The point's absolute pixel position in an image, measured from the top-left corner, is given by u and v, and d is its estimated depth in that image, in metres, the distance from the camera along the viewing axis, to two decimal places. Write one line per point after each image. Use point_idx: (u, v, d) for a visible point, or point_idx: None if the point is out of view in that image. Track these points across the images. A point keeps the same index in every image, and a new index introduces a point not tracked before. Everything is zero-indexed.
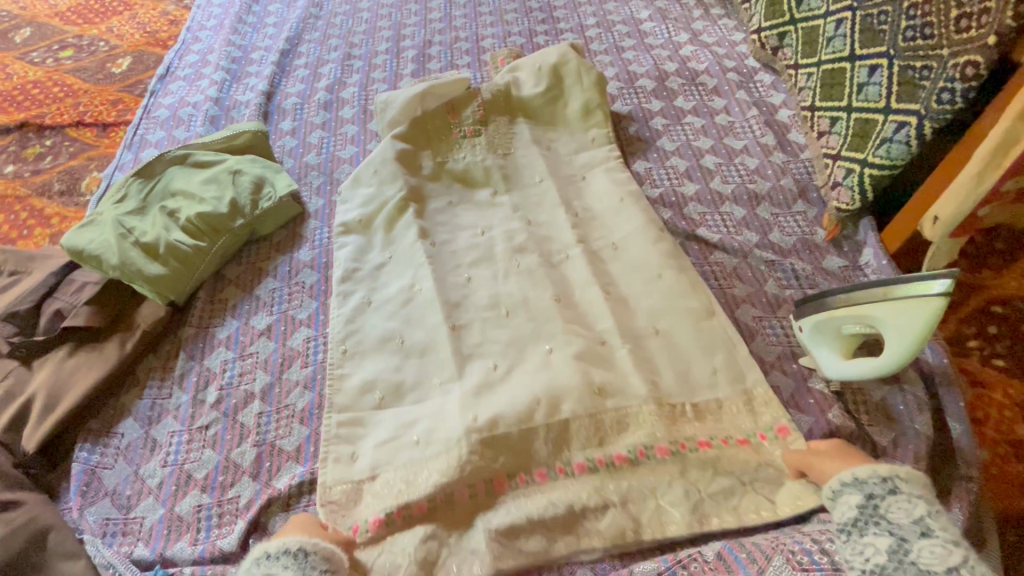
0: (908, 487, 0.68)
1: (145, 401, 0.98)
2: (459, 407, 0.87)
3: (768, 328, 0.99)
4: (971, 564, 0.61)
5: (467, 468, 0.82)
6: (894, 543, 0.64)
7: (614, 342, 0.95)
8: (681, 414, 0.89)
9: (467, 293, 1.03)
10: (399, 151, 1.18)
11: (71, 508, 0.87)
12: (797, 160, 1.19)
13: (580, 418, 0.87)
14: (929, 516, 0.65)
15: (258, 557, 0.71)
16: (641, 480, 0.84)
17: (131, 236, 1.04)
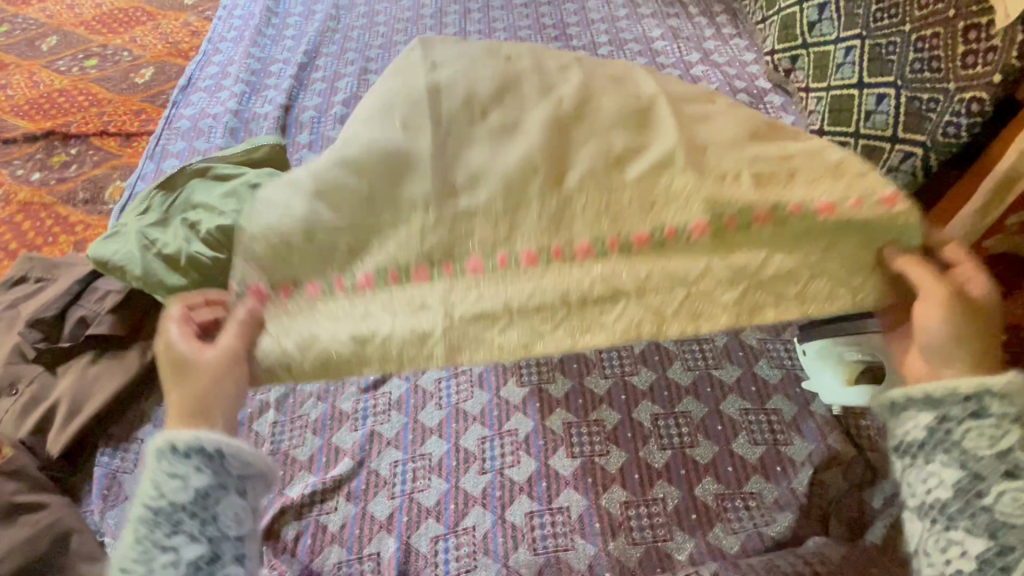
0: (1003, 407, 0.55)
1: (164, 408, 1.02)
2: (432, 147, 0.65)
3: (772, 350, 1.01)
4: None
5: (431, 242, 0.64)
6: (970, 472, 0.55)
7: (659, 103, 0.69)
8: (729, 178, 0.65)
9: (478, 113, 0.67)
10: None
11: (93, 511, 0.90)
12: None
13: (544, 213, 0.64)
14: (1018, 448, 0.54)
15: (162, 448, 0.55)
16: (662, 215, 0.64)
17: (154, 247, 1.07)
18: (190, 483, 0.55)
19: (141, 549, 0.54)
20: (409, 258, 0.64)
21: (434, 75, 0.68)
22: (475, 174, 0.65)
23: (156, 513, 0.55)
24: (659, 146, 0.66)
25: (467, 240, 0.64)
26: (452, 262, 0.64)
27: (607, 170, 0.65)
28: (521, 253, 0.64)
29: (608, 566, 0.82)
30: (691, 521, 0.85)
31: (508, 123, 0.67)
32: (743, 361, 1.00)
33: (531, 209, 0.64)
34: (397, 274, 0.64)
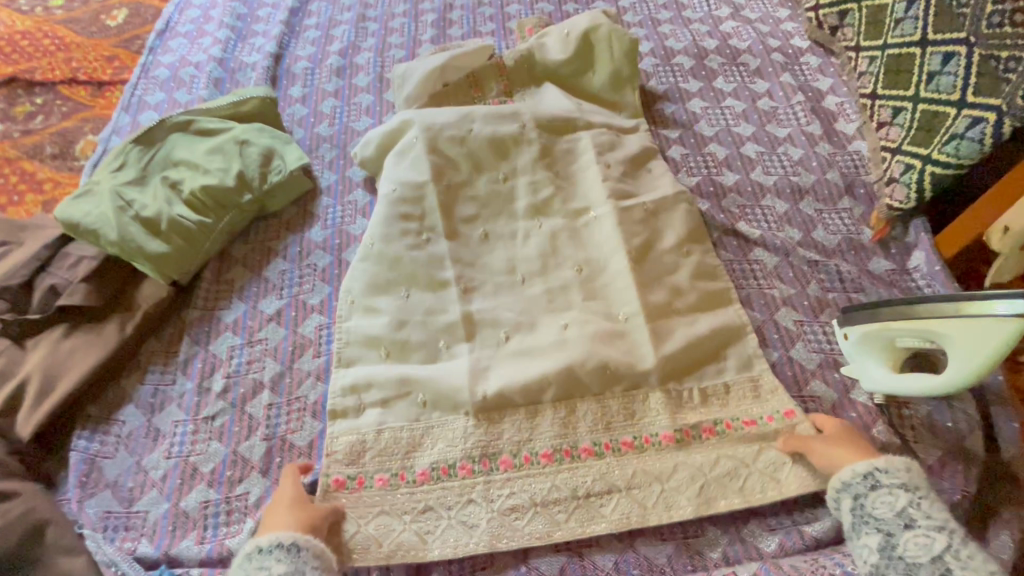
0: (889, 478, 0.70)
1: (147, 386, 0.93)
2: (468, 378, 0.86)
3: (810, 333, 0.94)
4: (956, 551, 0.63)
5: (473, 443, 0.84)
6: (885, 538, 0.66)
7: (635, 322, 0.91)
8: (690, 403, 0.87)
9: (502, 337, 0.92)
10: (430, 123, 1.07)
11: (70, 500, 0.82)
12: (844, 152, 1.12)
13: (589, 407, 0.86)
14: (911, 506, 0.67)
15: (250, 553, 0.68)
16: (646, 466, 0.82)
17: (130, 209, 0.97)
18: (273, 570, 0.66)
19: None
20: (461, 454, 0.83)
21: (467, 296, 0.95)
22: (498, 394, 0.85)
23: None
24: (641, 362, 0.88)
25: (499, 440, 0.84)
26: (488, 459, 0.83)
27: (606, 384, 0.87)
28: (540, 452, 0.83)
29: (635, 563, 0.77)
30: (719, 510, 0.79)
31: (526, 347, 0.90)
32: (779, 343, 0.93)
33: (551, 396, 0.86)
34: (446, 467, 0.82)
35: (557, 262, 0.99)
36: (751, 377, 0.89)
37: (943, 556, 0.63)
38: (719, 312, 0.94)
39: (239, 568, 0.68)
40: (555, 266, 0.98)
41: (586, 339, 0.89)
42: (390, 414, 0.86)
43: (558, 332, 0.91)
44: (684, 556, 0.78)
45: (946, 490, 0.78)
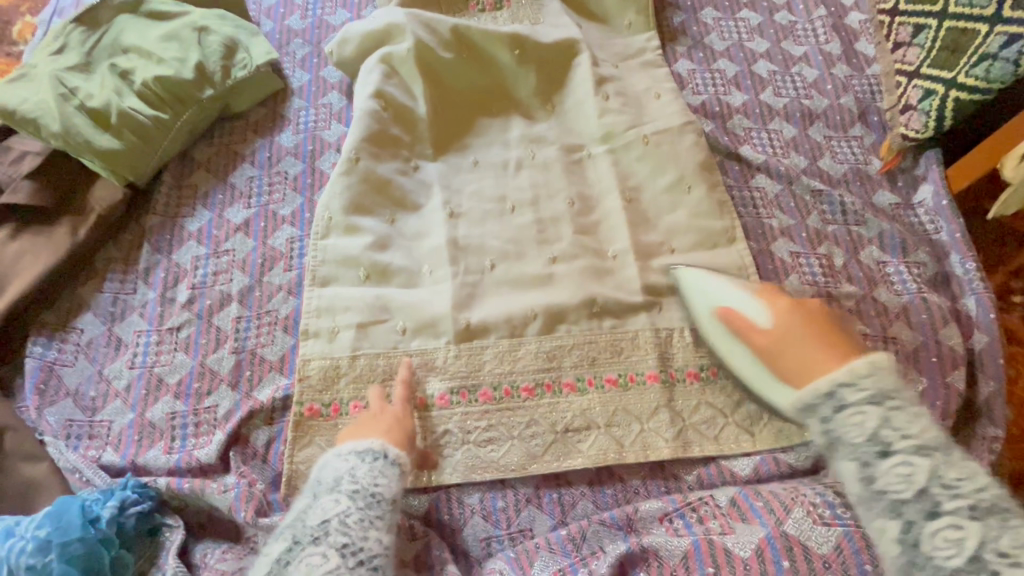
0: (855, 394, 0.59)
1: (106, 295, 0.87)
2: (451, 305, 0.84)
3: (806, 265, 0.90)
4: (941, 477, 0.54)
5: (454, 373, 0.81)
6: (862, 470, 0.57)
7: (624, 260, 0.89)
8: (679, 344, 0.84)
9: (487, 266, 0.88)
10: (417, 40, 0.95)
11: (28, 407, 0.79)
12: (861, 76, 1.05)
13: (575, 337, 0.84)
14: (884, 427, 0.57)
15: (377, 451, 0.66)
16: (627, 404, 0.80)
17: (74, 98, 0.87)
18: (385, 486, 0.64)
19: (337, 520, 0.60)
20: (440, 384, 0.81)
21: (453, 221, 0.90)
22: (478, 325, 0.83)
23: (354, 491, 0.62)
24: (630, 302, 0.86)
25: (481, 370, 0.81)
26: (468, 390, 0.80)
27: (591, 320, 0.85)
28: (521, 386, 0.81)
29: (609, 483, 0.77)
30: (698, 445, 0.78)
31: (515, 274, 0.87)
32: (774, 274, 0.90)
33: (530, 348, 0.83)
34: (423, 397, 0.80)
35: (548, 197, 0.93)
36: None
37: (932, 486, 0.54)
38: (718, 253, 0.90)
39: (356, 458, 0.66)
40: (546, 200, 0.93)
41: (573, 277, 0.87)
42: (366, 330, 0.82)
43: (545, 264, 0.88)
44: (659, 478, 0.78)
45: None
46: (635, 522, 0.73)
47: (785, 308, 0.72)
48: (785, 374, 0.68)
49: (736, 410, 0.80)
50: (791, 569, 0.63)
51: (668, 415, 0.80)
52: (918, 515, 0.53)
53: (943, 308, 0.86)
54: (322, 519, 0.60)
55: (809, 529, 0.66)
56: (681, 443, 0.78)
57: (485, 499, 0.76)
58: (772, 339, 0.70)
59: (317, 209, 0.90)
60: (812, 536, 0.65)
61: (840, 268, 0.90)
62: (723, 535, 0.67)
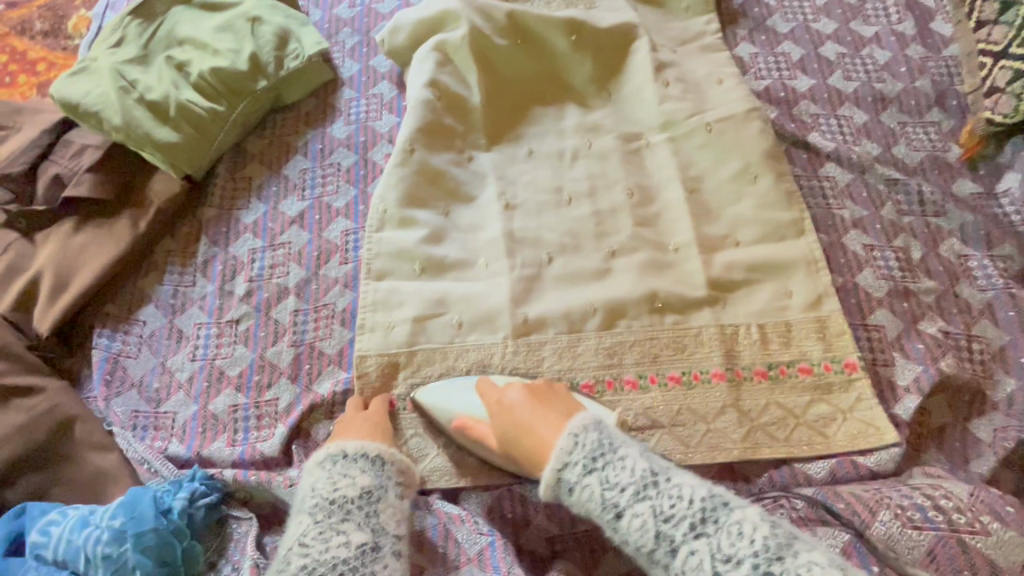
0: (570, 471, 0.60)
1: (166, 287, 0.87)
2: (510, 299, 0.82)
3: (880, 258, 0.86)
4: (660, 512, 0.54)
5: (513, 369, 0.79)
6: (619, 537, 0.57)
7: (687, 253, 0.86)
8: (746, 341, 0.81)
9: (545, 259, 0.85)
10: (472, 26, 0.93)
11: (96, 398, 0.80)
12: (937, 57, 0.99)
13: (636, 333, 0.81)
14: (606, 489, 0.57)
15: (334, 455, 0.66)
16: (693, 403, 0.78)
17: (134, 90, 0.87)
18: (356, 482, 0.63)
19: (296, 544, 0.58)
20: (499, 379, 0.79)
21: (509, 213, 0.88)
22: (536, 318, 0.82)
23: (312, 506, 0.61)
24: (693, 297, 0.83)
25: (540, 366, 0.80)
26: None
27: (653, 315, 0.82)
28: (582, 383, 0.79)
29: None
30: (768, 447, 0.75)
31: (575, 267, 0.85)
32: (845, 268, 0.86)
33: (591, 344, 0.81)
34: None
35: (606, 187, 0.90)
36: (815, 307, 0.82)
37: (661, 526, 0.54)
38: (787, 246, 0.86)
39: (321, 468, 0.65)
40: (605, 191, 0.90)
41: (634, 270, 0.84)
42: (424, 324, 0.81)
43: (605, 257, 0.85)
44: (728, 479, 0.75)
45: (1013, 427, 0.74)
46: None
47: (495, 397, 0.72)
48: (533, 471, 0.66)
49: (808, 410, 0.77)
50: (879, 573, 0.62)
51: (736, 415, 0.77)
52: (665, 555, 0.53)
53: None
54: (285, 546, 0.59)
55: (899, 533, 0.64)
56: (751, 444, 0.75)
57: None
58: (499, 434, 0.70)
59: (370, 202, 0.89)
60: (902, 541, 0.63)
61: (917, 262, 0.85)
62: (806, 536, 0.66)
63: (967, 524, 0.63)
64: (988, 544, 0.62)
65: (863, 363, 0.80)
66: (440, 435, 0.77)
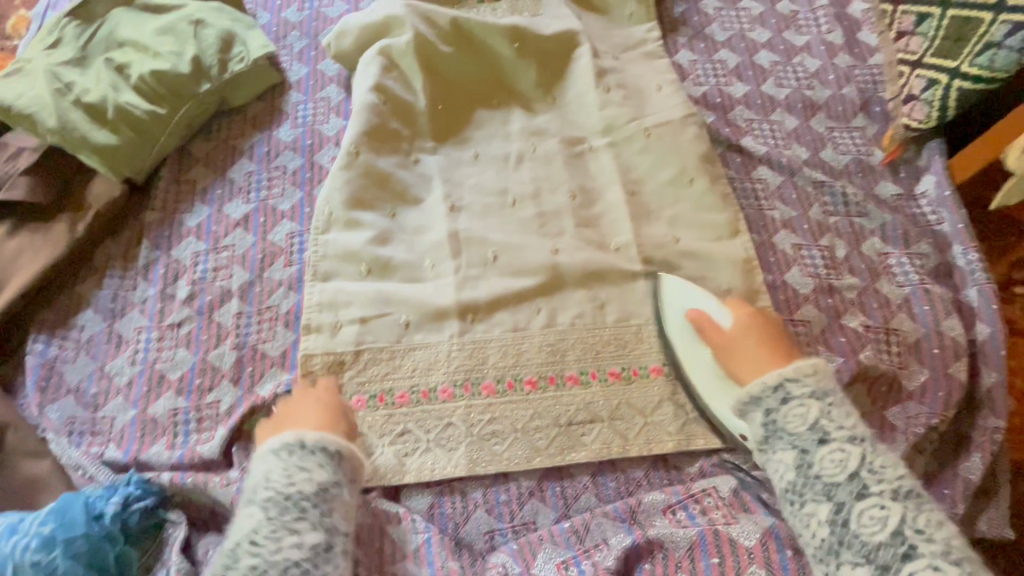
0: (797, 387, 0.68)
1: (105, 291, 0.86)
2: (454, 299, 0.84)
3: (808, 257, 0.90)
4: (870, 462, 0.63)
5: (457, 366, 0.81)
6: (797, 460, 0.65)
7: (626, 253, 0.89)
8: None
9: (489, 258, 0.87)
10: (416, 32, 0.95)
11: (30, 405, 0.78)
12: (863, 66, 1.04)
13: (577, 330, 0.84)
14: (823, 416, 0.66)
15: (291, 445, 0.64)
16: (631, 398, 0.80)
17: (70, 93, 0.86)
18: (313, 477, 0.62)
19: (247, 539, 0.59)
20: (443, 377, 0.81)
21: (454, 214, 0.90)
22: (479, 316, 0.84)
23: (266, 500, 0.61)
24: (632, 296, 0.86)
25: (484, 364, 0.81)
26: (471, 383, 0.81)
27: (592, 313, 0.85)
28: (525, 379, 0.81)
29: (612, 475, 0.78)
30: (701, 438, 0.78)
31: (517, 266, 0.87)
32: (775, 266, 0.90)
33: (533, 343, 0.83)
34: (426, 391, 0.80)
35: (549, 189, 0.92)
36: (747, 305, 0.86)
37: (861, 470, 0.62)
38: (721, 244, 0.89)
39: (276, 458, 0.64)
40: (548, 193, 0.92)
41: (576, 270, 0.87)
42: (368, 324, 0.82)
43: (548, 257, 0.87)
44: (662, 470, 0.78)
45: (925, 414, 0.79)
46: (637, 513, 0.73)
47: (744, 311, 0.77)
48: (734, 373, 0.74)
49: None
50: (793, 557, 0.67)
51: (672, 409, 0.80)
52: (849, 497, 0.61)
53: (945, 299, 0.86)
54: (237, 536, 0.60)
55: None
56: (684, 436, 0.79)
57: (488, 493, 0.77)
58: (730, 341, 0.75)
59: (316, 204, 0.89)
60: None
61: (842, 260, 0.90)
62: (728, 523, 0.70)
63: None
64: None
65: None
66: (384, 433, 0.78)
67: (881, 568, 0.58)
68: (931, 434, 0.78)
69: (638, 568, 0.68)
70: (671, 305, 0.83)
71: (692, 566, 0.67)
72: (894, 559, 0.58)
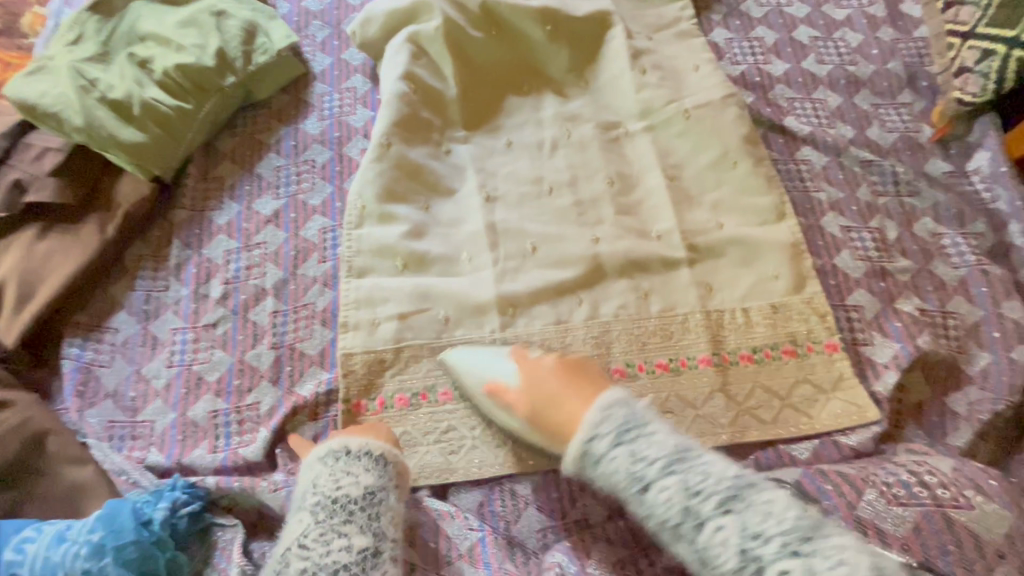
0: (611, 425, 0.64)
1: (138, 293, 0.85)
2: (495, 293, 0.81)
3: (858, 240, 0.87)
4: (689, 486, 0.58)
5: None
6: (645, 510, 0.60)
7: (670, 240, 0.86)
8: (732, 324, 0.81)
9: (529, 249, 0.85)
10: (445, 18, 0.91)
11: (69, 410, 0.77)
12: (908, 39, 1.00)
13: (623, 322, 0.81)
14: (640, 461, 0.60)
15: (337, 451, 0.63)
16: (680, 390, 0.78)
17: (94, 89, 0.84)
18: (360, 480, 0.61)
19: (297, 543, 0.57)
20: None
21: (489, 205, 0.87)
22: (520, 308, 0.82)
23: (315, 505, 0.60)
24: (678, 285, 0.83)
25: None
26: None
27: (637, 304, 0.82)
28: None
29: None
30: (756, 430, 0.76)
31: (557, 257, 0.84)
32: (824, 250, 0.87)
33: (578, 336, 0.80)
34: None
35: (587, 177, 0.89)
36: (798, 291, 0.83)
37: (691, 500, 0.58)
38: (768, 229, 0.86)
39: (323, 464, 0.63)
40: (585, 181, 0.89)
41: (619, 259, 0.84)
42: (408, 320, 0.80)
43: (589, 246, 0.85)
44: None
45: (987, 400, 0.76)
46: None
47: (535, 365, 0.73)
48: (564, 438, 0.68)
49: (792, 392, 0.78)
50: None
51: (723, 400, 0.77)
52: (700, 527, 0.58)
53: (1005, 280, 0.82)
54: (287, 543, 0.58)
55: (883, 510, 0.64)
56: (738, 427, 0.76)
57: (537, 490, 0.75)
58: (531, 406, 0.71)
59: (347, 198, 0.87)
60: (886, 518, 0.63)
61: (893, 241, 0.87)
62: None
63: (952, 499, 0.63)
64: (972, 517, 0.62)
65: (843, 343, 0.81)
66: (429, 432, 0.76)
67: None
68: (994, 421, 0.75)
69: None
70: (467, 367, 0.76)
71: None
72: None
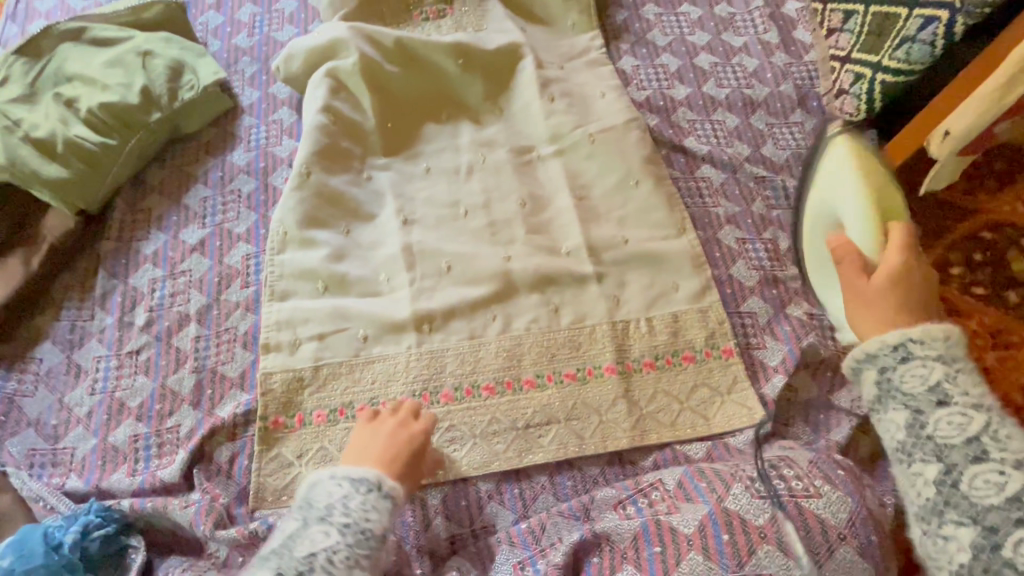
0: (924, 348, 0.52)
1: (63, 323, 0.87)
2: (410, 311, 0.86)
3: (752, 251, 0.93)
4: (993, 429, 0.49)
5: (416, 375, 0.83)
6: (913, 419, 0.52)
7: (577, 256, 0.91)
8: (635, 333, 0.86)
9: (443, 268, 0.89)
10: (361, 54, 0.97)
11: None
12: (799, 63, 1.08)
13: (532, 335, 0.86)
14: (947, 379, 0.51)
15: (375, 484, 0.62)
16: (585, 397, 0.82)
17: (19, 129, 0.87)
18: (384, 521, 0.60)
19: (323, 556, 0.56)
20: (402, 389, 0.82)
21: (407, 228, 0.92)
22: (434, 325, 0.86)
23: (342, 525, 0.58)
24: (584, 297, 0.88)
25: (441, 372, 0.83)
26: (429, 392, 0.82)
27: (545, 317, 0.87)
28: (482, 385, 0.83)
29: (569, 473, 0.80)
30: (655, 433, 0.81)
31: (469, 275, 0.89)
32: (721, 261, 0.93)
33: (490, 350, 0.85)
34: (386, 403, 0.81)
35: (499, 199, 0.95)
36: (695, 300, 0.88)
37: (984, 439, 0.49)
38: (668, 243, 0.92)
39: (357, 492, 0.61)
40: (498, 203, 0.94)
41: (528, 275, 0.89)
42: (326, 340, 0.84)
43: (500, 264, 0.89)
44: (617, 466, 0.80)
45: None
46: (591, 510, 0.74)
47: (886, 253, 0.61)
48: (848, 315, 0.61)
49: (690, 395, 0.83)
50: (729, 542, 0.62)
51: (625, 405, 0.82)
52: (964, 459, 0.49)
53: None
54: (308, 551, 0.57)
55: (747, 503, 0.65)
56: (638, 430, 0.81)
57: (448, 498, 0.78)
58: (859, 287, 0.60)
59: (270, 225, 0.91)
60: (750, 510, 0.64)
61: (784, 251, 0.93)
62: (669, 514, 0.67)
63: (803, 489, 0.66)
64: (820, 505, 0.64)
65: (738, 347, 0.86)
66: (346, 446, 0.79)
67: (986, 532, 0.47)
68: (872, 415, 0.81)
69: (588, 564, 0.67)
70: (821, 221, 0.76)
71: (636, 558, 0.64)
72: (1003, 522, 0.47)
